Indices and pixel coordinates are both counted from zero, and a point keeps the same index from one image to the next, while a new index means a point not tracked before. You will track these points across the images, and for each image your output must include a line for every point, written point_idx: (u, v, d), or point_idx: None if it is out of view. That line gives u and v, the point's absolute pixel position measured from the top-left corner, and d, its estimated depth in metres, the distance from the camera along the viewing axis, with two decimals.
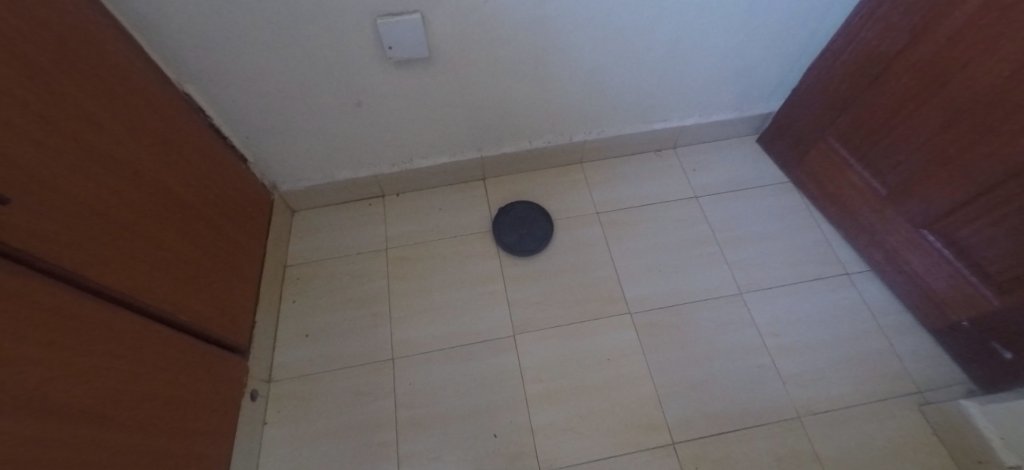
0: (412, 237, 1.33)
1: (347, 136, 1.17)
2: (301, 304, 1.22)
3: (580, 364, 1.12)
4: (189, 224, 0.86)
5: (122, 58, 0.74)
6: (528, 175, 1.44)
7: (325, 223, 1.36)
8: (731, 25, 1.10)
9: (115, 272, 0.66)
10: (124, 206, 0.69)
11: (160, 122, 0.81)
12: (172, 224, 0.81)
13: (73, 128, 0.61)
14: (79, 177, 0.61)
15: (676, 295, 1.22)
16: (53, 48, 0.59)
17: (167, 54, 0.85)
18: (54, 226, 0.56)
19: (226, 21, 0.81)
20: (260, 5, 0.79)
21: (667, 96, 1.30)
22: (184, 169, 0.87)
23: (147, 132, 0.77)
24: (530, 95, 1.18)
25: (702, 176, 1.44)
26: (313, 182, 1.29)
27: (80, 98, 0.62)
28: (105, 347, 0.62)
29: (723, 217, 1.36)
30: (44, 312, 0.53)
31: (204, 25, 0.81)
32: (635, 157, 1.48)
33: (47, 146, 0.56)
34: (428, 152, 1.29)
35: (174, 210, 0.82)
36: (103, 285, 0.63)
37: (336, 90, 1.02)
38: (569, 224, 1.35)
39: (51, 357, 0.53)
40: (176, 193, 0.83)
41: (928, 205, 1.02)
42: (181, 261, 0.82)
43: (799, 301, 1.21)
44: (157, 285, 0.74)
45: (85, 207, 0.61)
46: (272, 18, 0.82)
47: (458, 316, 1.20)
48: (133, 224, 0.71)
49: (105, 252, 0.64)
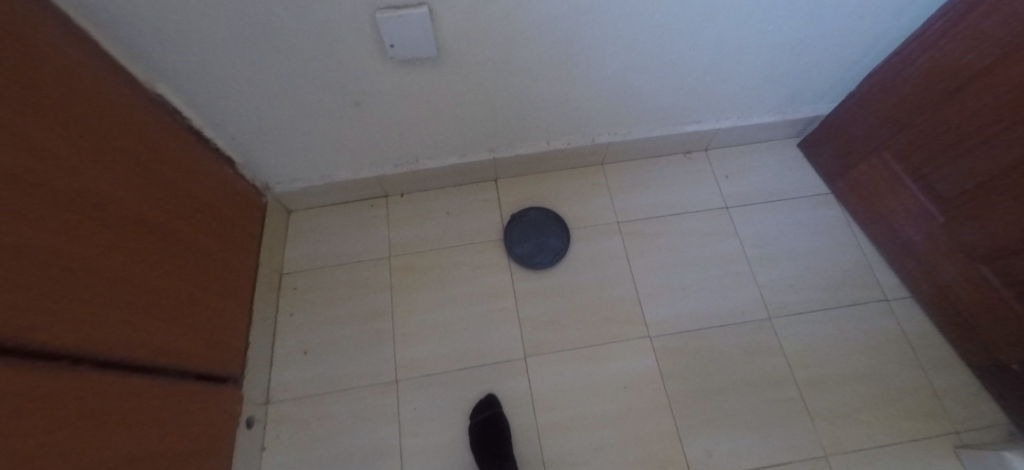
0: (416, 244, 1.23)
1: (345, 137, 1.04)
2: (299, 317, 1.14)
3: (595, 392, 1.05)
4: (170, 252, 0.77)
5: (78, 67, 0.61)
6: (544, 177, 1.32)
7: (323, 226, 1.25)
8: (789, 21, 0.94)
9: (85, 329, 0.57)
10: (93, 248, 0.60)
11: (131, 138, 0.70)
12: (150, 256, 0.72)
13: (35, 169, 0.51)
14: (43, 227, 0.51)
15: (701, 319, 1.14)
16: (0, 69, 0.48)
17: (131, 53, 0.72)
18: (18, 293, 0.47)
19: (197, 17, 0.67)
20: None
21: (704, 96, 1.16)
22: (161, 189, 0.76)
23: (116, 153, 0.66)
24: (552, 95, 1.04)
25: (734, 184, 1.32)
26: (309, 183, 1.18)
27: (37, 129, 0.52)
28: (88, 419, 0.55)
29: (755, 231, 1.25)
30: (24, 398, 0.46)
31: (171, 22, 0.67)
32: (661, 159, 1.35)
33: (7, 198, 0.46)
34: (436, 153, 1.17)
35: (151, 239, 0.73)
36: (74, 347, 0.55)
37: (331, 89, 0.89)
38: (587, 235, 1.24)
39: (38, 445, 0.47)
40: (154, 219, 0.73)
41: (988, 241, 0.92)
42: (160, 297, 0.73)
43: (833, 329, 1.12)
44: (132, 332, 0.66)
45: (48, 262, 0.52)
46: (253, 14, 0.68)
47: (466, 336, 1.12)
48: (104, 268, 0.62)
49: (74, 308, 0.56)
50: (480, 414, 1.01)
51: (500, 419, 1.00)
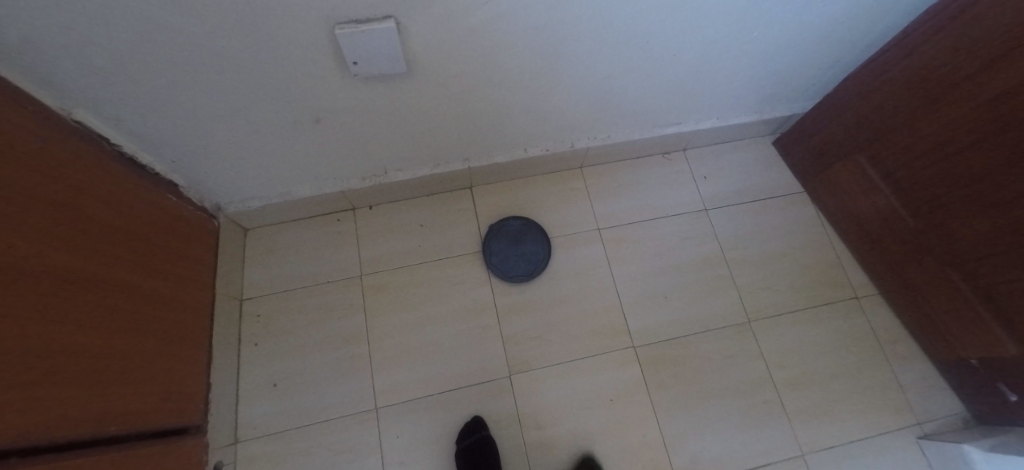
0: (390, 261, 1.16)
1: (305, 153, 0.95)
2: (266, 347, 1.06)
3: (580, 409, 1.04)
4: (111, 302, 0.68)
5: None
6: (521, 183, 1.26)
7: (286, 245, 1.16)
8: (775, 25, 0.91)
9: (30, 415, 0.50)
10: (31, 320, 0.52)
11: (54, 180, 0.60)
12: (89, 314, 0.63)
13: None
14: None
15: (683, 326, 1.14)
16: None
17: (37, 79, 0.60)
18: None
19: (117, 38, 0.57)
20: (168, 18, 0.55)
21: (685, 99, 1.12)
22: (96, 233, 0.67)
23: (44, 202, 0.57)
24: (530, 104, 0.99)
25: (713, 185, 1.31)
26: (267, 201, 1.07)
27: None
28: None
29: (733, 233, 1.25)
30: None
31: (84, 44, 0.56)
32: (640, 160, 1.32)
33: None
34: (408, 165, 1.10)
35: (89, 294, 0.64)
36: (21, 439, 0.48)
37: (286, 107, 0.79)
38: (568, 244, 1.21)
39: None
40: (91, 270, 0.64)
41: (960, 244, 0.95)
42: (103, 358, 0.65)
43: (808, 330, 1.15)
44: (74, 407, 0.58)
45: None
46: (187, 33, 0.58)
47: (448, 356, 1.08)
48: (43, 340, 0.53)
49: (19, 394, 0.49)
50: (466, 440, 0.98)
51: (487, 444, 0.97)
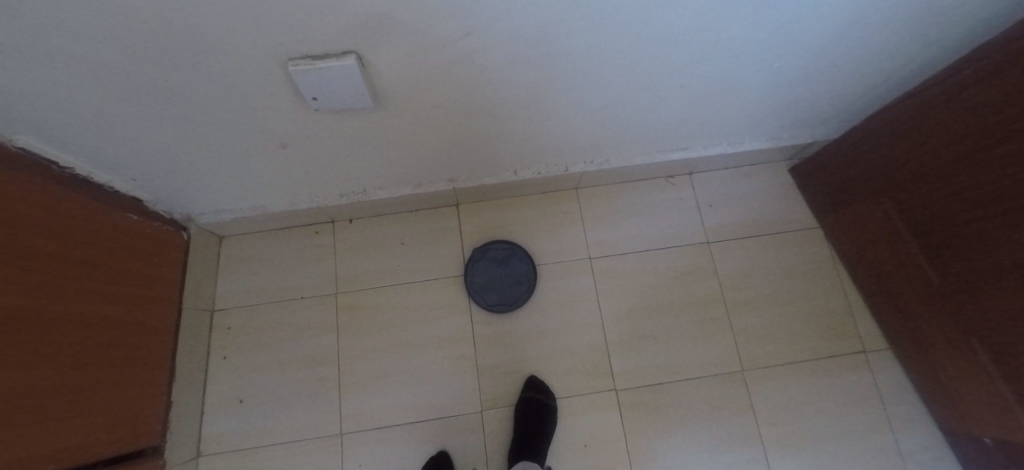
0: (367, 279, 1.12)
1: (274, 172, 0.89)
2: (234, 361, 1.04)
3: (532, 384, 1.04)
4: (62, 335, 0.65)
5: None
6: (511, 203, 1.19)
7: (262, 255, 1.12)
8: (805, 57, 0.79)
9: None
10: None
11: (8, 206, 0.57)
12: (37, 346, 0.60)
13: None
14: None
15: (670, 370, 1.07)
16: None
17: None
18: None
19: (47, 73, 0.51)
20: (101, 54, 0.50)
21: (696, 127, 1.02)
22: (47, 264, 0.63)
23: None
24: (520, 130, 0.90)
25: (719, 215, 1.20)
26: (239, 213, 1.03)
27: None
28: None
29: (736, 270, 1.15)
30: None
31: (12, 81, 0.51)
32: (641, 184, 1.22)
33: None
34: (387, 184, 1.03)
35: (39, 326, 0.61)
36: None
37: (247, 132, 0.74)
38: (555, 272, 1.14)
39: None
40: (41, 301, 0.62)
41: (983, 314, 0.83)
42: (50, 394, 0.62)
43: (808, 383, 1.06)
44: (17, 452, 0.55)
45: None
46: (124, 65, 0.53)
47: (419, 385, 1.04)
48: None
49: None
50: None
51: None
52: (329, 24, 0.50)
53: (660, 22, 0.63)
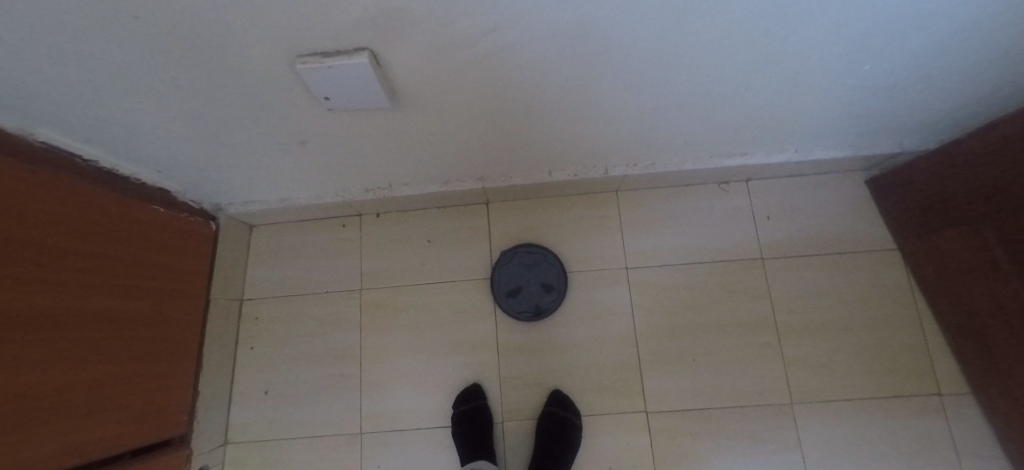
0: (391, 277, 1.08)
1: (297, 166, 0.86)
2: (260, 352, 1.05)
3: (556, 399, 0.98)
4: (87, 331, 0.65)
5: None
6: (544, 204, 1.11)
7: (289, 246, 1.12)
8: (901, 57, 0.66)
9: None
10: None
11: (32, 202, 0.56)
12: (70, 342, 0.61)
13: None
14: None
15: (708, 396, 0.98)
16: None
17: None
18: None
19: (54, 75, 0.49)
20: (99, 53, 0.47)
21: (756, 132, 0.89)
22: (71, 259, 0.62)
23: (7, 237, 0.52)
24: (554, 131, 0.82)
25: (777, 228, 1.07)
26: (267, 205, 1.02)
27: None
28: None
29: (791, 291, 1.03)
30: None
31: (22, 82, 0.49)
32: (690, 189, 1.11)
33: None
34: (414, 181, 0.98)
35: (73, 322, 0.62)
36: None
37: (266, 127, 0.70)
38: (588, 282, 1.06)
39: None
40: (74, 299, 0.62)
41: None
42: (72, 389, 0.62)
43: (868, 425, 0.94)
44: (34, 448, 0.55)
45: None
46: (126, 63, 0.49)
47: (440, 390, 1.01)
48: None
49: None
50: (461, 407, 0.98)
51: (481, 414, 0.97)
52: (333, 18, 0.44)
53: (720, 16, 0.52)
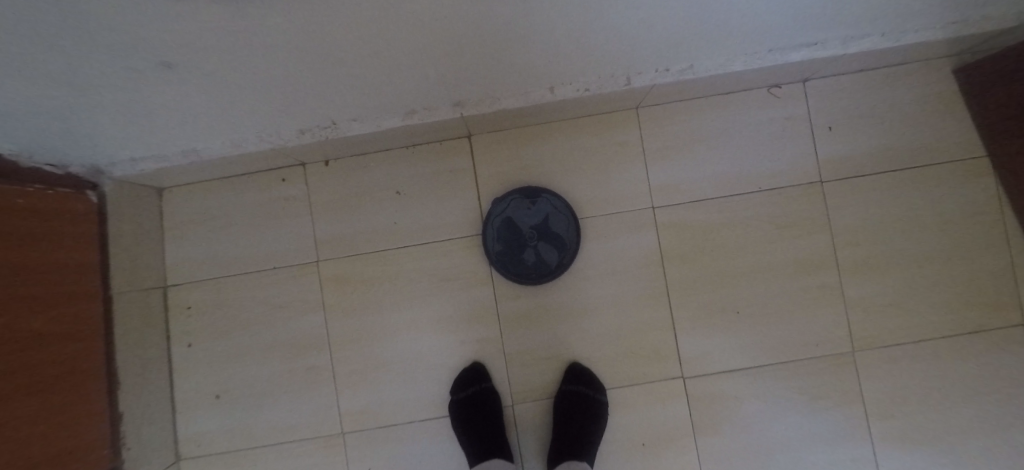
0: (354, 243, 0.84)
1: (182, 105, 0.57)
2: (201, 350, 0.84)
3: (575, 374, 0.81)
4: None
5: None
6: (544, 133, 0.85)
7: (215, 213, 0.85)
8: None
9: None
10: None
11: None
12: None
13: None
14: None
15: (753, 354, 0.82)
16: None
17: None
18: None
19: None
20: None
21: (852, 10, 0.62)
22: None
23: None
24: (568, 28, 0.53)
25: (841, 141, 0.84)
26: (166, 163, 0.73)
27: None
28: None
29: (857, 220, 0.83)
30: None
31: None
32: (731, 98, 0.85)
33: None
34: (365, 114, 0.70)
35: None
36: None
37: (91, 52, 0.42)
38: (605, 228, 0.84)
39: None
40: None
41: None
42: None
43: (938, 371, 0.81)
44: None
45: None
46: None
47: (432, 375, 0.83)
48: None
49: None
50: (461, 393, 0.80)
51: (487, 397, 0.80)
52: None
53: None
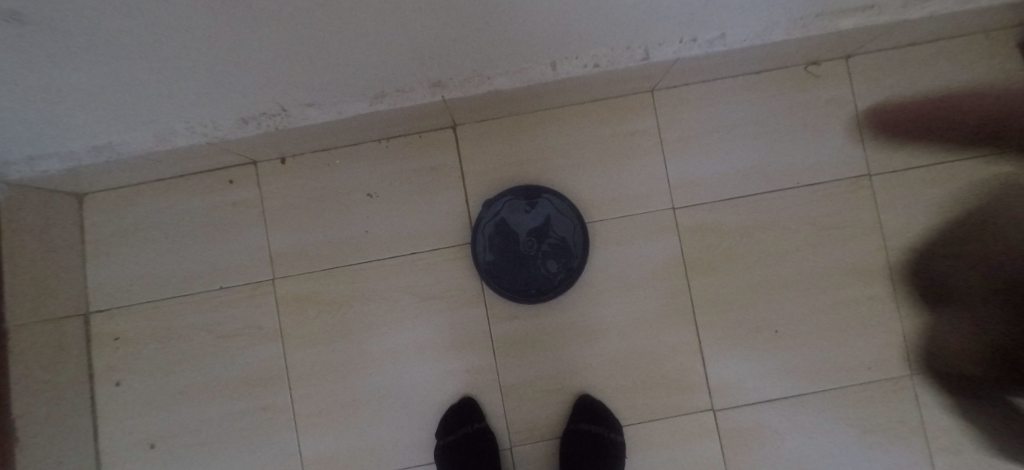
0: (317, 256, 0.70)
1: (67, 81, 0.43)
2: (133, 389, 0.69)
3: (586, 409, 0.68)
4: None
5: None
6: (542, 121, 0.71)
7: (147, 223, 0.71)
8: None
9: None
10: None
11: None
12: None
13: None
14: None
15: (792, 379, 0.70)
16: None
17: None
18: None
19: None
20: None
21: None
22: None
23: None
24: None
25: (892, 127, 0.71)
26: (73, 161, 0.59)
27: None
28: None
29: (912, 220, 0.70)
30: None
31: None
32: (760, 78, 0.72)
33: None
34: (319, 98, 0.56)
35: None
36: None
37: None
38: (617, 234, 0.71)
39: None
40: None
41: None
42: None
43: (1013, 396, 0.68)
44: None
45: None
46: None
47: (412, 414, 0.69)
48: None
49: None
50: (447, 437, 0.66)
51: (480, 440, 0.67)
52: None
53: None
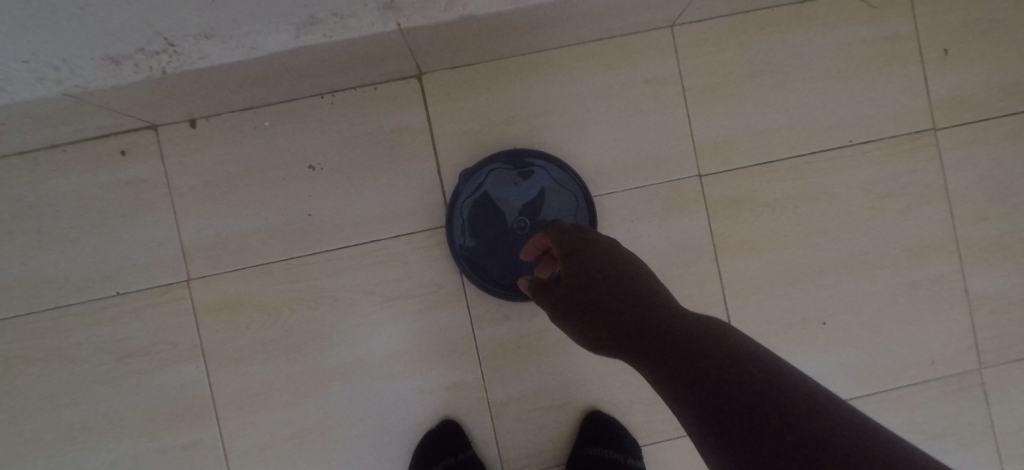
0: (247, 249, 0.54)
1: None
2: (7, 432, 0.52)
3: (597, 429, 0.54)
4: None
5: None
6: (534, 68, 0.56)
7: (10, 214, 0.53)
8: None
9: None
10: None
11: None
12: None
13: None
14: None
15: (839, 378, 0.58)
16: None
17: None
18: None
19: None
20: None
21: None
22: None
23: None
24: None
25: (962, 71, 0.58)
26: None
27: None
28: None
29: (983, 184, 0.58)
30: None
31: None
32: (805, 11, 0.57)
33: None
34: (217, 25, 0.37)
35: None
36: None
37: None
38: (631, 210, 0.56)
39: None
40: None
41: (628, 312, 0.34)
42: None
43: None
44: None
45: None
46: None
47: (380, 445, 0.55)
48: None
49: None
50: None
51: None
52: None
53: None
